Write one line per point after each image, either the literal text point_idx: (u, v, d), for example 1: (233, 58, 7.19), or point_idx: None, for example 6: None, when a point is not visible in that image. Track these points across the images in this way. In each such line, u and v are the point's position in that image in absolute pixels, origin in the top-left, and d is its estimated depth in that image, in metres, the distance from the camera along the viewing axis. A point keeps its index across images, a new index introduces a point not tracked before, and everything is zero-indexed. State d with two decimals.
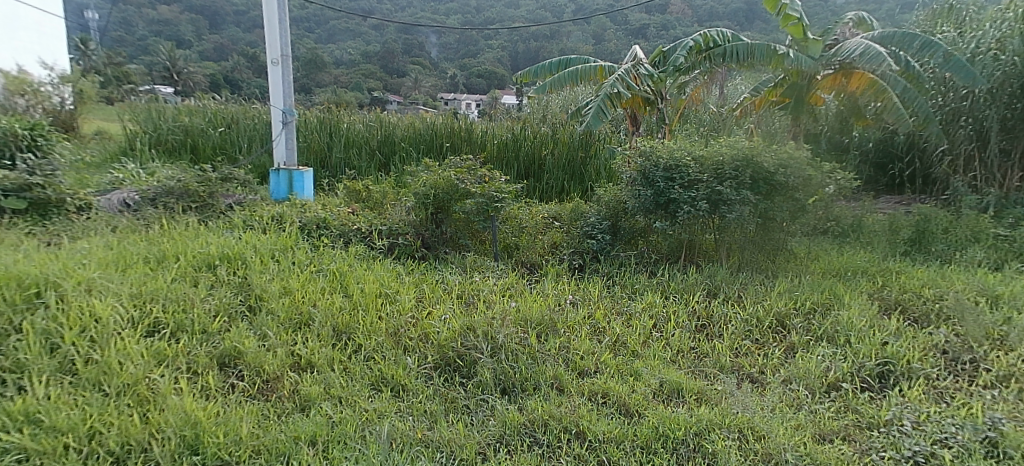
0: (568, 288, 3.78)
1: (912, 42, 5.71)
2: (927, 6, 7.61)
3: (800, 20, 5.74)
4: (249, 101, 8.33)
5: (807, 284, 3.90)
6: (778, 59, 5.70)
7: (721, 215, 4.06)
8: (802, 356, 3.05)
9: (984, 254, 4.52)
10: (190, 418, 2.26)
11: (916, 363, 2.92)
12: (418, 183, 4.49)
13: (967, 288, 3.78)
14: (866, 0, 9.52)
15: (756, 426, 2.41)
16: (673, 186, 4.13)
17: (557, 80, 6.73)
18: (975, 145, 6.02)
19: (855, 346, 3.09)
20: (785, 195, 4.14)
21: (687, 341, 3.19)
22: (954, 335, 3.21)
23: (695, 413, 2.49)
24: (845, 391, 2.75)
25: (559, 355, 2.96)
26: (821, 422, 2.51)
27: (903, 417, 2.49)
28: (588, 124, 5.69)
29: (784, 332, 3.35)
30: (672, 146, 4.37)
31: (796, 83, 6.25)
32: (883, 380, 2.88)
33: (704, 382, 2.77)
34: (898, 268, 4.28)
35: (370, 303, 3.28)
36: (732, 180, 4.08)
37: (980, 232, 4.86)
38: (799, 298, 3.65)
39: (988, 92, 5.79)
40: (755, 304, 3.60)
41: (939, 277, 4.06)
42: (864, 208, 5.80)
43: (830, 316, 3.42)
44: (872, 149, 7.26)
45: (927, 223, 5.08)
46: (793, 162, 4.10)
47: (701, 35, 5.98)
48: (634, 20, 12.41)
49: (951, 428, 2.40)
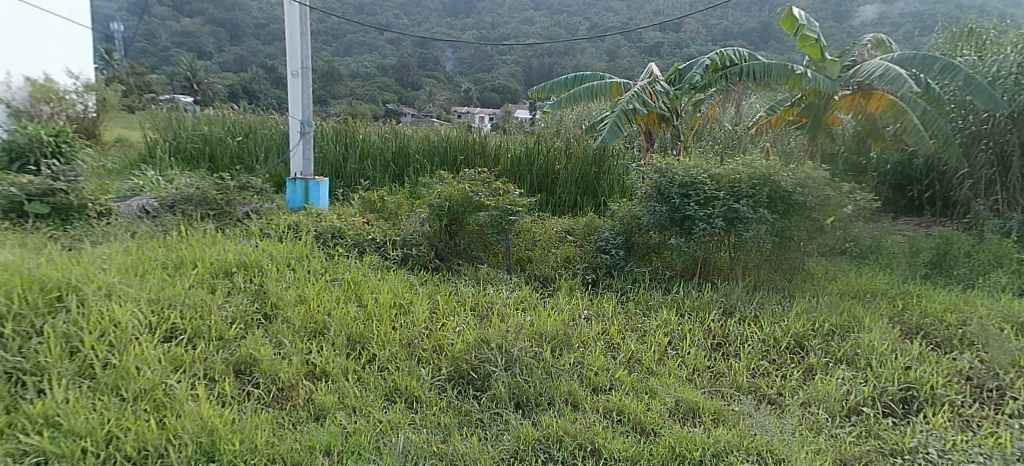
0: (582, 303, 3.77)
1: (932, 65, 5.66)
2: (945, 29, 7.63)
3: (818, 41, 5.70)
4: (267, 111, 8.47)
5: (825, 305, 3.86)
6: (795, 79, 5.69)
7: (737, 232, 4.06)
8: (821, 378, 3.01)
9: (1008, 279, 4.45)
10: (207, 425, 2.26)
11: (940, 389, 2.87)
12: (433, 195, 4.52)
13: (991, 314, 3.72)
14: (882, 22, 9.53)
15: (776, 449, 2.37)
16: (689, 202, 4.12)
17: (572, 95, 6.72)
18: (996, 169, 5.98)
19: (878, 370, 3.04)
20: (803, 215, 4.12)
21: (704, 360, 3.15)
22: (978, 361, 3.15)
23: (713, 434, 2.45)
24: (866, 416, 2.70)
25: (574, 371, 2.94)
26: (842, 447, 2.45)
27: (927, 445, 2.45)
28: (605, 139, 5.66)
29: (802, 353, 3.32)
30: (687, 163, 4.36)
31: (813, 102, 6.19)
32: (906, 406, 2.83)
33: (722, 403, 2.73)
34: (919, 291, 4.22)
35: (385, 314, 3.28)
36: (748, 198, 4.07)
37: (1002, 257, 4.80)
38: (817, 319, 3.61)
39: (1010, 116, 5.76)
40: (772, 325, 3.56)
41: (960, 301, 4.01)
42: (881, 229, 5.75)
43: (850, 338, 3.38)
44: (890, 171, 7.24)
45: (948, 246, 5.01)
46: (810, 181, 4.12)
47: (717, 54, 6.01)
48: (649, 38, 12.53)
49: (978, 458, 2.35)
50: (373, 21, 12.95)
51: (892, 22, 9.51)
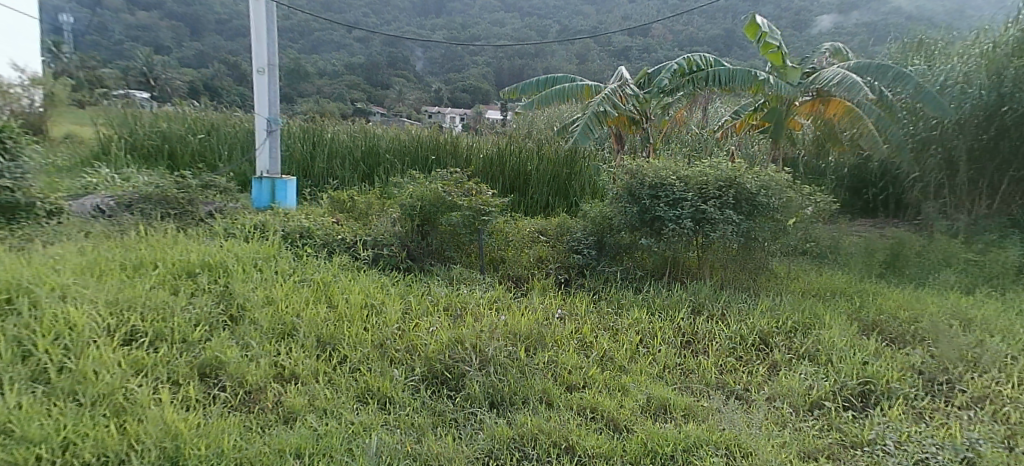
0: (555, 303, 3.80)
1: (885, 73, 5.83)
2: (898, 39, 7.98)
3: (780, 49, 5.89)
4: (230, 108, 8.24)
5: (788, 303, 3.99)
6: (758, 84, 5.84)
7: (705, 233, 4.14)
8: (785, 374, 3.11)
9: (956, 278, 4.69)
10: (171, 430, 2.19)
11: (895, 383, 3.00)
12: (405, 195, 4.49)
13: (941, 311, 3.91)
14: (839, 31, 9.92)
15: (743, 443, 2.43)
16: (659, 203, 4.21)
17: (544, 97, 6.76)
18: (944, 173, 6.31)
19: (837, 366, 3.16)
20: (766, 216, 4.23)
21: (673, 357, 3.22)
22: (930, 356, 3.30)
23: (682, 429, 2.50)
24: (828, 410, 2.80)
25: (547, 370, 2.96)
26: (805, 439, 2.54)
27: (884, 437, 2.55)
28: (576, 141, 5.74)
29: (766, 350, 3.42)
30: (657, 165, 4.44)
31: (775, 107, 6.23)
32: (864, 399, 2.95)
33: (691, 399, 2.79)
34: (875, 289, 4.41)
35: (356, 314, 3.24)
36: (715, 199, 4.18)
37: (951, 257, 5.05)
38: (781, 317, 3.73)
39: (957, 122, 6.01)
40: (739, 322, 3.66)
41: (913, 299, 4.20)
42: (841, 230, 5.97)
43: (812, 335, 3.51)
44: (847, 175, 7.57)
45: (901, 246, 5.26)
46: (773, 184, 4.25)
47: (684, 59, 6.15)
48: (618, 42, 12.73)
49: (931, 448, 2.46)
50: (340, 19, 12.75)
51: (849, 31, 9.91)
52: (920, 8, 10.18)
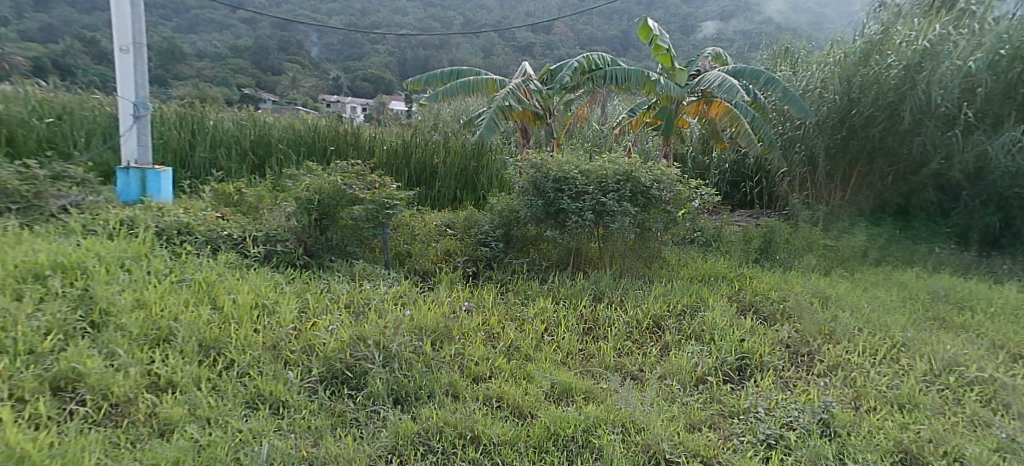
0: (462, 295, 3.82)
1: (758, 77, 6.46)
2: (768, 47, 8.83)
3: (669, 51, 6.30)
4: (89, 90, 7.34)
5: (679, 288, 4.31)
6: (651, 85, 6.19)
7: (605, 224, 4.38)
8: (675, 353, 3.36)
9: (817, 261, 5.31)
10: (14, 452, 1.97)
11: (767, 356, 3.35)
12: (300, 187, 4.29)
13: (804, 291, 4.41)
14: (721, 37, 10.78)
15: (637, 419, 2.60)
16: (563, 196, 4.35)
17: (449, 89, 6.70)
18: (806, 168, 7.15)
19: (719, 343, 3.47)
20: (659, 208, 4.53)
21: (576, 343, 3.36)
22: (795, 331, 3.73)
23: (583, 411, 2.63)
24: (711, 383, 3.08)
25: (454, 362, 2.98)
26: (691, 412, 2.77)
27: (757, 405, 2.85)
28: (482, 134, 5.77)
29: (659, 332, 3.68)
30: (560, 159, 4.58)
31: (666, 107, 6.65)
32: (741, 373, 3.28)
33: (591, 382, 2.94)
34: (751, 273, 4.88)
35: (245, 316, 3.07)
36: (614, 192, 4.39)
37: (812, 243, 5.70)
38: (671, 301, 4.03)
39: (817, 124, 6.81)
40: (635, 307, 3.91)
41: (782, 281, 4.70)
42: (724, 221, 6.51)
43: (698, 316, 3.82)
44: (728, 169, 8.31)
45: (772, 234, 5.84)
46: (665, 177, 4.54)
47: (584, 57, 6.35)
48: (521, 37, 12.94)
49: (795, 412, 2.78)
50: None
51: (729, 38, 10.82)
52: (787, 19, 11.31)
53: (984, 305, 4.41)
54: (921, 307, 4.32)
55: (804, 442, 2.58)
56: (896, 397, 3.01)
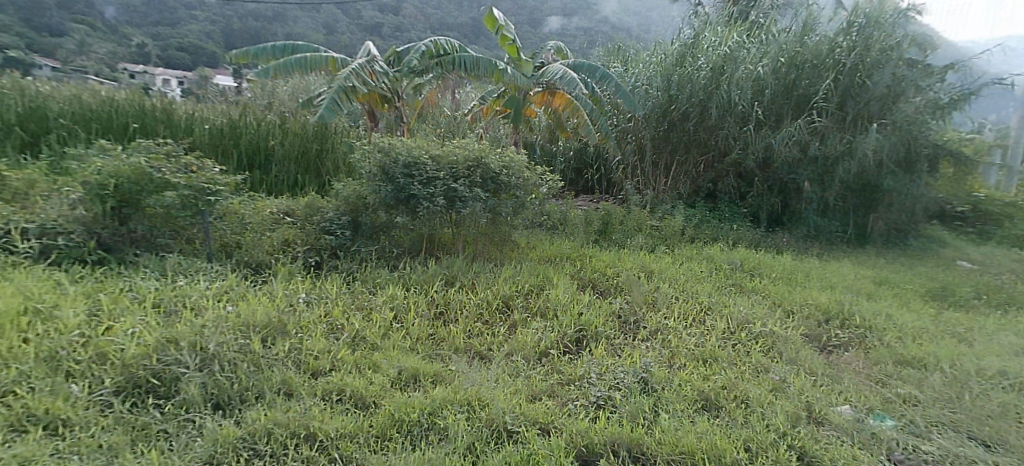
0: (301, 287, 3.69)
1: (594, 72, 6.98)
2: (604, 45, 9.58)
3: (514, 42, 6.62)
4: None
5: (527, 270, 4.54)
6: (498, 74, 6.31)
7: (457, 210, 4.45)
8: (521, 330, 3.57)
9: (645, 240, 5.95)
10: None
11: (601, 327, 3.69)
12: (90, 169, 3.77)
13: (634, 266, 4.94)
14: (565, 32, 11.43)
15: (482, 396, 2.73)
16: (413, 182, 4.37)
17: (282, 65, 6.26)
18: (635, 157, 8.04)
19: (560, 318, 3.74)
20: (509, 194, 4.71)
21: (426, 329, 3.42)
22: (626, 302, 4.18)
23: (430, 395, 2.69)
24: (552, 356, 3.32)
25: (289, 358, 2.89)
26: (532, 384, 2.98)
27: (590, 371, 3.14)
28: (322, 115, 5.52)
29: (508, 312, 3.87)
30: (409, 143, 4.57)
31: (514, 96, 6.99)
32: (579, 344, 3.58)
33: (439, 365, 3.02)
34: (592, 252, 5.31)
35: (8, 324, 2.73)
36: (465, 178, 4.50)
37: (643, 224, 6.36)
38: (520, 282, 4.23)
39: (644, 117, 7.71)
40: (486, 289, 4.05)
41: (616, 258, 5.20)
42: (569, 205, 6.97)
43: (543, 295, 4.08)
44: (573, 157, 8.94)
45: (610, 216, 6.38)
46: (513, 164, 4.72)
47: (431, 42, 6.34)
48: (368, 17, 12.51)
49: (621, 374, 3.13)
50: None
51: (571, 33, 11.53)
52: (622, 19, 12.35)
53: (769, 271, 5.30)
54: (723, 275, 5.07)
55: (628, 399, 2.90)
56: (701, 353, 3.51)
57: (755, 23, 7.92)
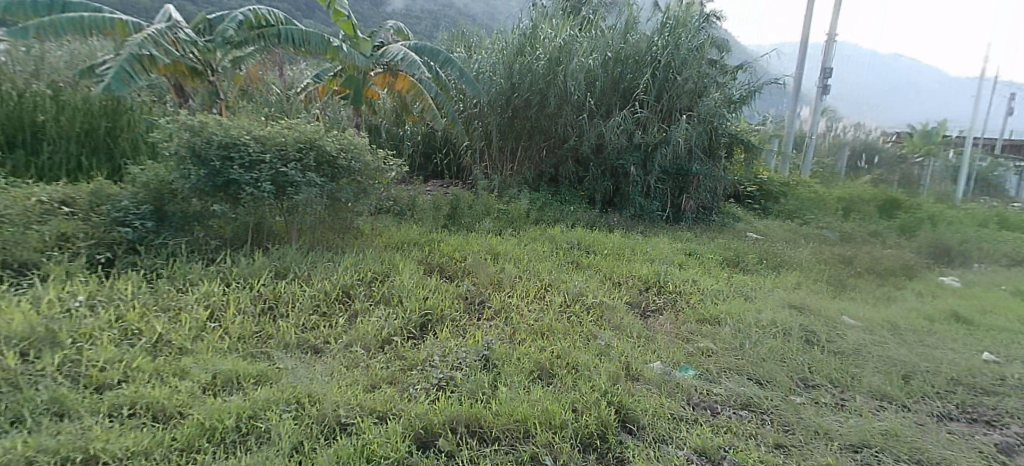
0: (88, 289, 3.16)
1: (437, 55, 6.91)
2: (448, 29, 9.55)
3: (350, 19, 6.29)
4: None
5: (369, 257, 4.38)
6: (333, 51, 6.00)
7: (288, 197, 4.13)
8: (362, 319, 3.43)
9: (492, 224, 6.09)
10: None
11: (446, 310, 3.69)
12: None
13: (481, 249, 5.04)
14: (409, 13, 11.19)
15: (312, 392, 2.58)
16: (232, 165, 3.96)
17: (51, 26, 5.25)
18: (483, 142, 8.18)
19: (404, 304, 3.67)
20: (349, 178, 4.53)
21: (251, 326, 3.14)
22: (473, 285, 4.25)
23: (250, 397, 2.48)
24: (395, 343, 3.24)
25: (65, 373, 2.49)
26: (371, 373, 2.88)
27: (433, 354, 3.12)
28: (111, 89, 4.76)
29: (348, 301, 3.69)
30: (226, 123, 4.15)
31: (353, 76, 6.65)
32: (424, 328, 3.54)
33: (264, 364, 2.79)
34: (439, 237, 5.30)
35: None
36: (296, 162, 4.18)
37: (489, 208, 6.50)
38: (361, 270, 4.07)
39: (489, 103, 7.87)
40: (323, 280, 3.82)
41: (464, 242, 5.26)
42: (417, 190, 6.89)
43: (387, 282, 3.97)
44: (420, 141, 8.84)
45: (457, 201, 6.42)
46: (352, 147, 4.51)
47: (250, 10, 5.85)
48: None
49: (462, 353, 3.16)
50: None
51: (415, 15, 11.32)
52: (464, 4, 12.39)
53: (602, 248, 5.74)
54: (563, 254, 5.37)
55: (468, 378, 2.94)
56: (540, 326, 3.67)
57: (586, 17, 8.49)
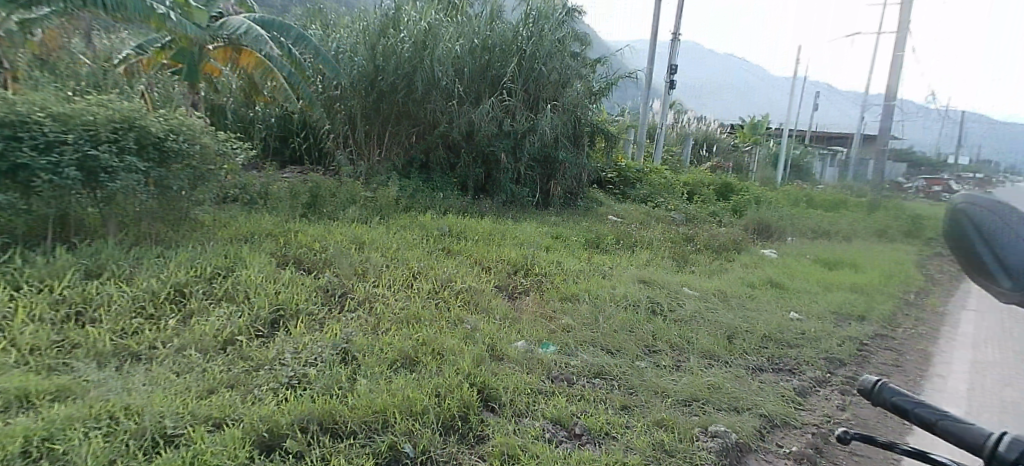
0: None
1: (287, 31, 6.59)
2: (303, 5, 8.94)
3: None
4: None
5: (209, 251, 3.97)
6: (158, 18, 5.21)
7: (100, 184, 3.63)
8: (199, 320, 3.10)
9: (356, 211, 5.83)
10: None
11: (302, 303, 3.47)
12: None
13: (343, 239, 4.81)
14: None
15: (129, 405, 2.29)
16: (22, 147, 3.35)
17: None
18: (347, 127, 7.77)
19: (252, 300, 3.38)
20: (183, 163, 4.11)
21: (52, 334, 2.75)
22: (335, 276, 4.04)
23: (44, 416, 2.16)
24: (239, 343, 2.97)
25: None
26: (208, 377, 2.62)
27: (283, 352, 2.92)
28: None
29: (183, 300, 3.32)
30: (12, 98, 3.50)
31: (186, 49, 6.09)
32: (275, 326, 3.29)
33: (66, 377, 2.45)
34: (297, 227, 4.97)
35: None
36: (109, 144, 3.67)
37: (354, 195, 6.21)
38: (200, 265, 3.68)
39: (351, 85, 7.49)
40: (149, 280, 3.38)
41: (325, 232, 4.98)
42: (271, 177, 6.40)
43: (232, 277, 3.63)
44: (275, 124, 8.21)
45: (318, 189, 6.06)
46: (183, 128, 4.12)
47: None
48: None
49: (318, 349, 2.98)
50: None
51: None
52: None
53: (473, 233, 5.76)
54: (433, 241, 5.31)
55: (324, 373, 2.78)
56: (406, 315, 3.59)
57: (451, 1, 8.39)
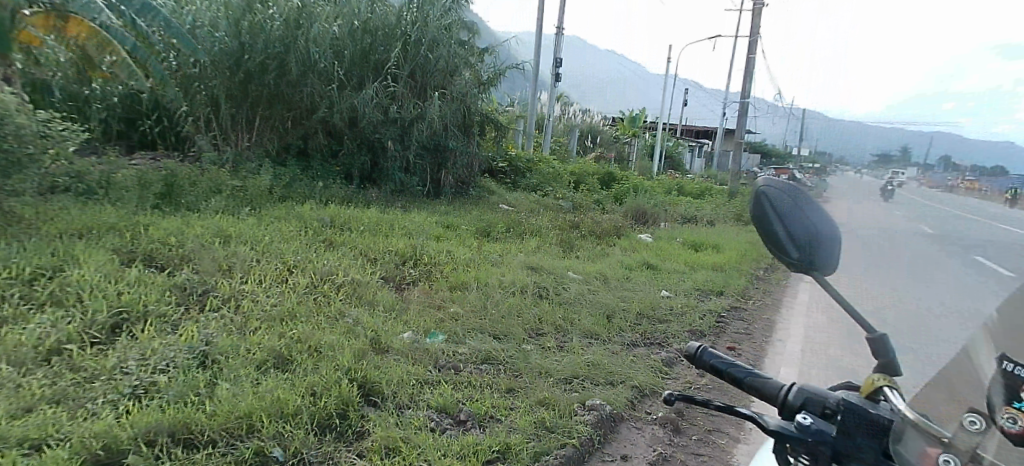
0: None
1: None
2: None
3: None
4: None
5: (26, 249, 3.47)
6: None
7: None
8: (8, 331, 2.67)
9: (222, 202, 5.35)
10: None
11: (151, 304, 3.11)
12: None
13: (205, 232, 4.39)
14: None
15: None
16: None
17: None
18: (209, 109, 7.06)
19: (85, 305, 2.98)
20: None
21: None
22: (194, 273, 3.66)
23: None
24: (68, 352, 2.61)
25: None
26: (21, 394, 2.26)
27: (126, 360, 2.59)
28: None
29: None
30: None
31: None
32: (116, 331, 2.91)
33: None
34: (147, 220, 4.44)
35: None
36: None
37: (219, 184, 5.70)
38: (17, 265, 3.23)
39: (212, 63, 6.76)
40: None
41: (182, 225, 4.50)
42: (115, 163, 5.72)
43: (59, 279, 3.18)
44: (118, 104, 7.28)
45: (175, 177, 5.48)
46: None
47: None
48: None
49: (171, 354, 2.68)
50: None
51: None
52: None
53: (358, 224, 5.52)
54: (313, 233, 5.02)
55: (176, 380, 2.50)
56: (278, 312, 3.34)
57: None
